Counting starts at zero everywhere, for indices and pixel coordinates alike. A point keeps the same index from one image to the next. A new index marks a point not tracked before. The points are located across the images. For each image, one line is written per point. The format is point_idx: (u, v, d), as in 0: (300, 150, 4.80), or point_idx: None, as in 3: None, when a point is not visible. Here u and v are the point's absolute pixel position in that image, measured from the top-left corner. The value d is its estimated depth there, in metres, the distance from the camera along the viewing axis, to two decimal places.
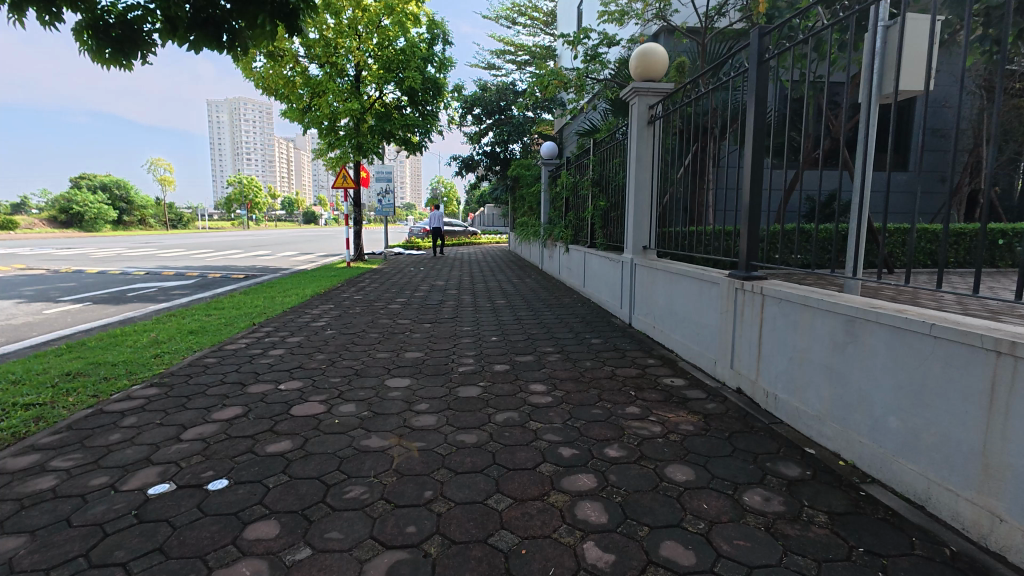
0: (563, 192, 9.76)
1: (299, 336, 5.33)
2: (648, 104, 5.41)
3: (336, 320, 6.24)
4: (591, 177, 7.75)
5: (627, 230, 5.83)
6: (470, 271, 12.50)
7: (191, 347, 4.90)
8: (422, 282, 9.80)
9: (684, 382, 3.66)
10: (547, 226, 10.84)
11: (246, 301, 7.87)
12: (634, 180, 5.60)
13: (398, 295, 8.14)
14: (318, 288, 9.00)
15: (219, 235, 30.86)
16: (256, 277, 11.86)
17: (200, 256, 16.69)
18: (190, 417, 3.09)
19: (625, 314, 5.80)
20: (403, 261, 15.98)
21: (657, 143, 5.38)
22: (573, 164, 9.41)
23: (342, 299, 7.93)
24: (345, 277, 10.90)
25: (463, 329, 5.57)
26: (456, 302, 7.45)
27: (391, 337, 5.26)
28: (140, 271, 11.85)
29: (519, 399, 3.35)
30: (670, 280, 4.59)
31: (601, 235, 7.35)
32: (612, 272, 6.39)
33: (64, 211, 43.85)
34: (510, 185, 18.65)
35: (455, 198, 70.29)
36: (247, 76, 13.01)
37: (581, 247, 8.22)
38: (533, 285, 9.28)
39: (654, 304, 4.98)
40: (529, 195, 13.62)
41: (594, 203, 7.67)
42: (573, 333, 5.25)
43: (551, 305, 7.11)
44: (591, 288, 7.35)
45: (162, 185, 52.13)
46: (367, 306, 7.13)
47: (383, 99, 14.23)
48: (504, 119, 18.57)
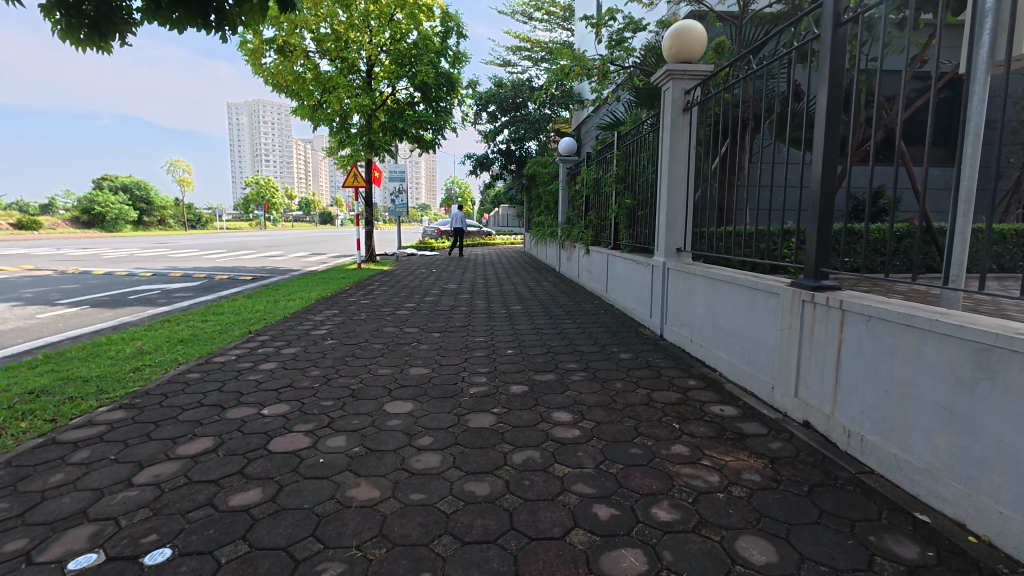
0: (583, 190, 9.21)
1: (296, 347, 4.86)
2: (683, 88, 4.82)
3: (338, 327, 5.77)
4: (615, 173, 7.19)
5: (657, 230, 5.23)
6: (484, 273, 11.99)
7: (177, 359, 4.46)
8: (434, 285, 9.32)
9: (736, 412, 3.06)
10: (566, 226, 10.30)
11: (248, 306, 7.45)
12: (666, 174, 5.01)
13: (407, 299, 7.68)
14: (324, 291, 8.57)
15: (234, 235, 30.92)
16: (264, 279, 11.51)
17: (211, 257, 16.47)
18: (150, 453, 2.60)
19: (654, 323, 5.22)
20: (416, 262, 15.56)
21: (694, 132, 4.78)
22: (594, 160, 8.87)
23: (348, 303, 7.49)
24: (354, 279, 10.49)
25: (476, 340, 5.05)
26: (469, 308, 6.95)
27: (396, 348, 4.76)
28: (148, 273, 11.59)
29: (541, 433, 2.80)
30: (711, 288, 4.01)
31: (625, 236, 6.78)
32: (639, 277, 5.81)
33: (86, 212, 44.58)
34: (526, 184, 18.13)
35: (470, 198, 69.97)
36: (257, 72, 12.72)
37: (604, 249, 7.65)
38: (550, 289, 8.74)
39: (691, 315, 4.40)
40: (545, 194, 13.09)
41: (618, 202, 7.11)
42: (598, 346, 4.69)
43: (571, 311, 6.56)
44: (615, 293, 6.78)
45: (181, 186, 52.79)
46: (374, 312, 6.68)
47: (396, 96, 13.85)
48: (520, 116, 18.06)
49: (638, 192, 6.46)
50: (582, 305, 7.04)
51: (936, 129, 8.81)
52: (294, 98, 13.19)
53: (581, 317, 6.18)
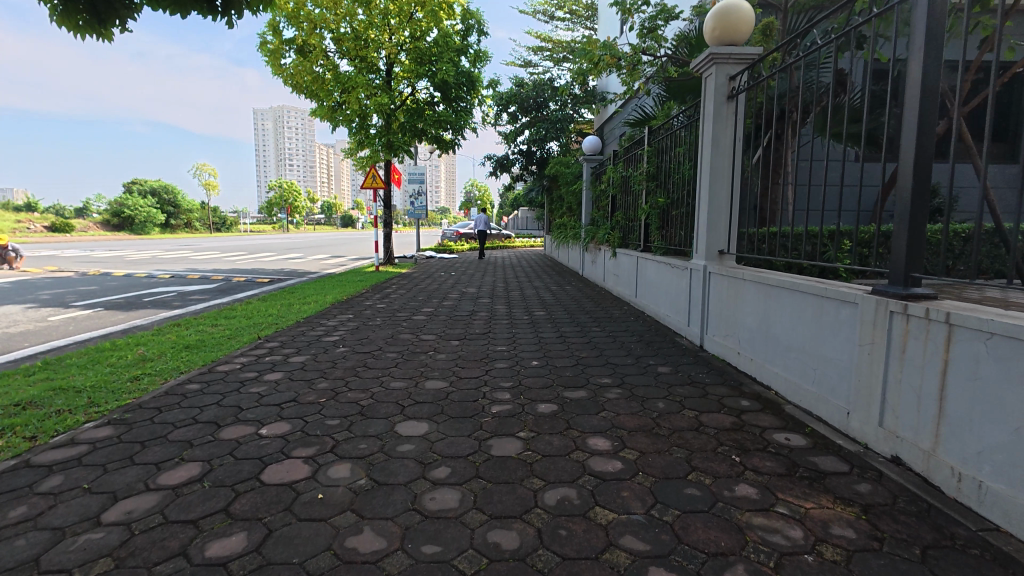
0: (609, 190, 8.77)
1: (306, 355, 4.55)
2: (728, 74, 4.36)
3: (352, 333, 5.45)
4: (645, 171, 6.76)
5: (697, 231, 4.77)
6: (505, 276, 11.63)
7: (180, 366, 4.18)
8: (452, 289, 8.98)
9: (805, 442, 2.60)
10: (590, 228, 9.86)
11: (261, 309, 7.21)
12: (708, 168, 4.54)
13: (425, 304, 7.36)
14: (340, 295, 8.31)
15: (257, 238, 31.30)
16: (281, 281, 11.34)
17: (231, 259, 16.47)
18: (129, 481, 2.27)
19: (693, 333, 4.76)
20: (434, 265, 15.28)
21: (740, 122, 4.32)
22: (621, 158, 8.42)
23: (364, 307, 7.19)
24: (371, 282, 10.23)
25: (497, 349, 4.67)
26: (489, 313, 6.57)
27: (412, 358, 4.41)
28: (167, 275, 11.55)
29: (576, 465, 2.39)
30: (764, 295, 3.56)
31: (657, 237, 6.33)
32: (674, 281, 5.35)
33: (116, 215, 45.81)
34: (547, 185, 17.71)
35: (489, 201, 69.90)
36: (277, 73, 12.65)
37: (632, 251, 7.20)
38: (575, 294, 8.32)
39: (738, 325, 3.94)
40: (568, 195, 12.66)
41: (649, 201, 6.67)
42: (633, 358, 4.26)
43: (599, 318, 6.14)
44: (645, 299, 6.34)
45: (207, 189, 53.89)
46: (390, 317, 6.36)
47: (416, 96, 13.63)
48: (541, 116, 17.69)
49: (672, 190, 6.01)
50: (610, 311, 6.61)
51: (995, 123, 8.13)
52: (313, 99, 13.07)
53: (611, 324, 5.75)
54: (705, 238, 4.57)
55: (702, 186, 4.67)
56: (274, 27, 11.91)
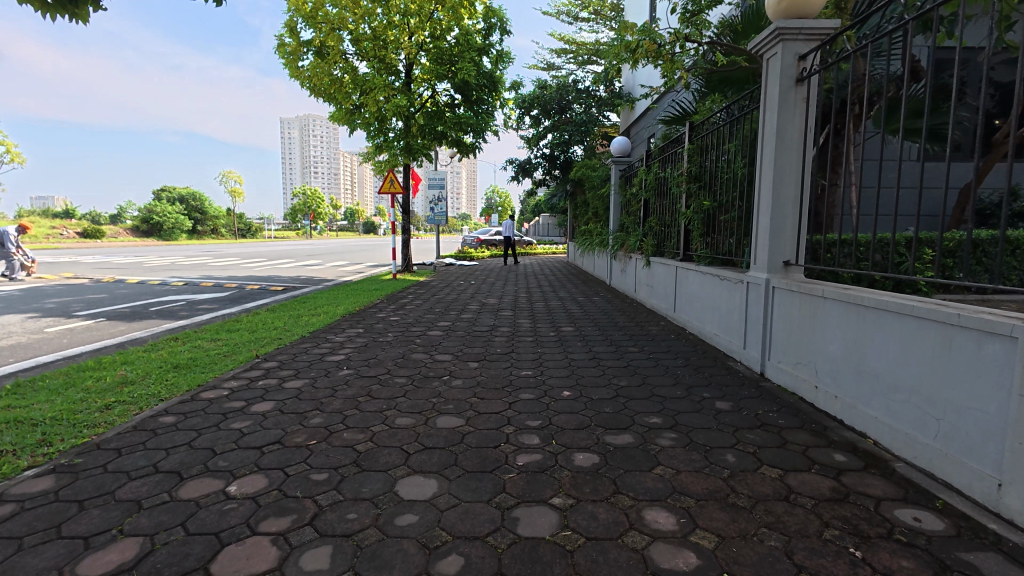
0: (642, 194, 8.12)
1: (305, 378, 4.02)
2: (796, 53, 3.70)
3: (360, 351, 4.91)
4: (684, 171, 6.10)
5: (754, 238, 4.10)
6: (527, 285, 11.03)
7: (161, 391, 3.69)
8: (472, 300, 8.41)
9: (944, 527, 1.92)
10: (619, 234, 9.19)
11: (269, 321, 6.76)
12: (770, 165, 3.87)
13: (442, 316, 6.81)
14: (353, 306, 7.83)
15: (279, 245, 31.51)
16: (295, 289, 10.98)
17: (249, 265, 16.27)
18: (41, 569, 1.73)
19: (750, 357, 4.07)
20: (454, 272, 14.77)
21: (812, 110, 3.65)
22: (656, 158, 7.77)
23: (377, 320, 6.68)
24: (386, 291, 9.75)
25: (522, 373, 4.05)
26: (511, 328, 5.97)
27: (424, 383, 3.83)
28: (181, 282, 11.31)
29: (633, 557, 1.76)
30: (854, 319, 2.88)
31: (700, 245, 5.66)
32: (725, 296, 4.66)
33: (145, 221, 46.93)
34: (571, 190, 17.09)
35: (510, 207, 69.62)
36: (295, 76, 12.39)
37: (670, 260, 6.52)
38: (604, 306, 7.65)
39: (815, 352, 3.26)
40: (594, 200, 12.00)
41: (690, 204, 6.00)
42: (684, 388, 3.61)
43: (634, 335, 5.48)
44: (687, 314, 5.65)
45: (233, 197, 54.89)
46: (404, 331, 5.82)
47: (436, 98, 13.21)
48: (565, 119, 17.11)
49: (719, 191, 5.34)
50: (646, 327, 5.94)
51: None
52: (332, 102, 12.76)
53: (650, 343, 5.08)
54: (767, 246, 3.88)
55: (761, 187, 4.01)
56: (292, 28, 11.64)
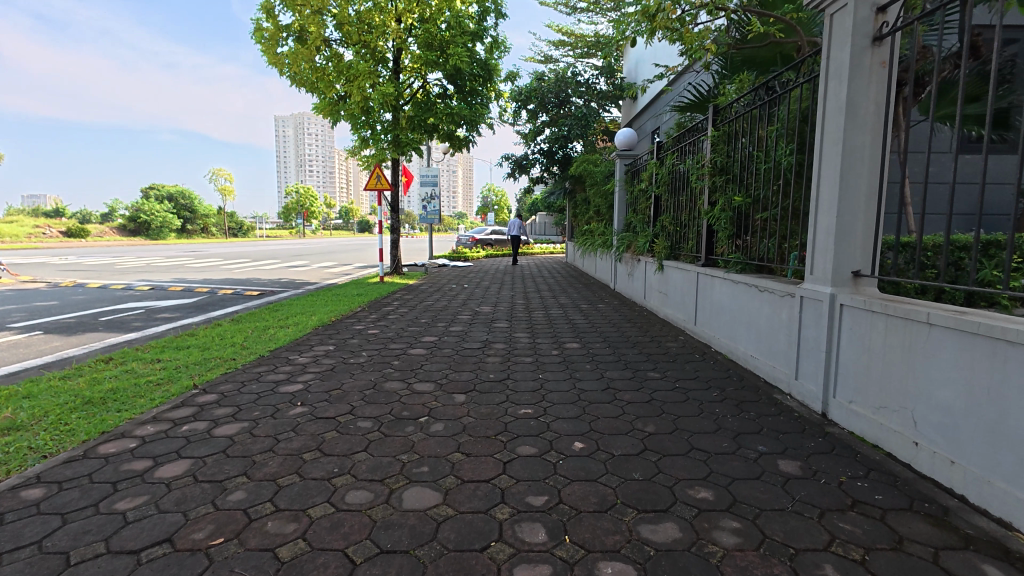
0: (654, 189, 7.29)
1: (245, 420, 3.18)
2: (874, 3, 2.87)
3: (323, 378, 4.06)
4: (707, 162, 5.28)
5: (809, 242, 3.28)
6: (524, 289, 10.22)
7: (49, 442, 2.84)
8: (463, 308, 7.58)
9: None
10: (626, 234, 8.37)
11: (230, 334, 5.91)
12: (833, 150, 3.06)
13: (428, 328, 5.98)
14: (329, 315, 6.98)
15: (269, 244, 30.68)
16: (272, 294, 10.12)
17: (229, 267, 15.35)
18: None
19: (806, 390, 3.26)
20: (446, 274, 13.91)
21: (893, 78, 2.83)
22: (669, 150, 6.95)
23: (353, 333, 5.84)
24: (370, 297, 8.91)
25: (520, 413, 3.21)
26: (506, 345, 5.15)
27: (394, 429, 3.00)
28: (148, 286, 10.43)
29: None
30: (983, 359, 2.08)
31: (728, 247, 4.85)
32: (766, 311, 3.84)
33: (133, 220, 45.91)
34: (569, 188, 16.29)
35: (505, 206, 68.81)
36: (275, 65, 11.56)
37: (688, 264, 5.71)
38: (611, 315, 6.85)
39: (911, 396, 2.46)
40: (596, 198, 11.17)
41: (715, 200, 5.18)
42: (730, 437, 2.80)
43: (652, 355, 4.66)
44: (712, 328, 4.84)
45: (223, 195, 53.80)
46: (381, 350, 4.98)
47: (427, 89, 12.45)
48: (563, 112, 16.25)
49: (753, 185, 4.54)
50: (664, 343, 5.12)
51: None
52: (315, 93, 11.92)
53: (672, 367, 4.25)
54: (829, 252, 3.06)
55: (820, 178, 3.19)
56: (270, 11, 10.76)
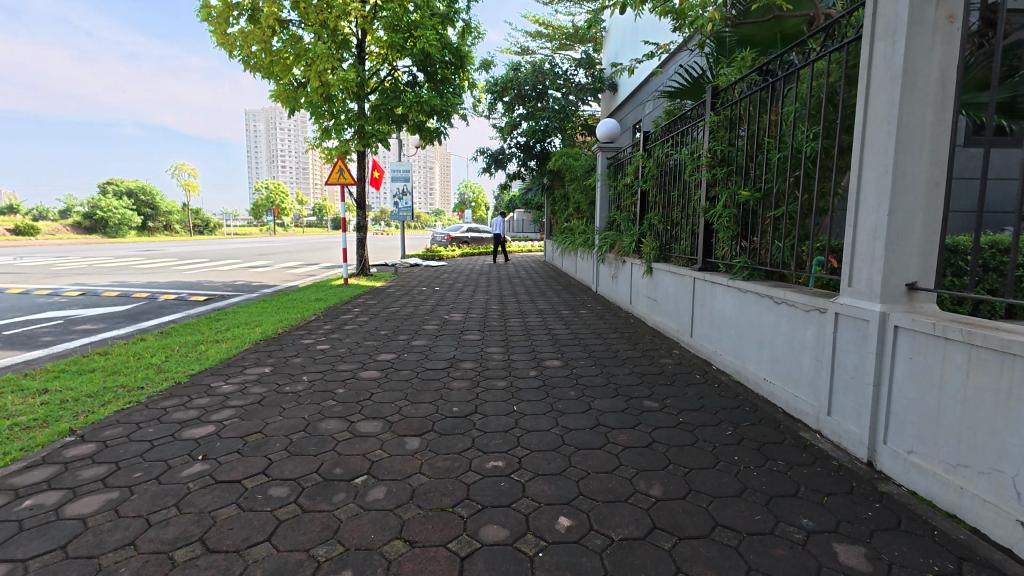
0: (641, 183, 6.63)
1: (118, 487, 2.38)
2: None
3: (244, 415, 3.26)
4: (704, 151, 4.64)
5: (845, 246, 2.64)
6: (499, 292, 9.50)
7: None
8: (431, 315, 6.81)
9: None
10: (609, 233, 7.73)
11: (151, 351, 5.02)
12: (881, 130, 2.41)
13: (387, 342, 5.21)
14: (276, 326, 6.11)
15: (234, 242, 29.16)
16: (221, 299, 9.13)
17: (180, 269, 14.14)
18: None
19: (843, 430, 2.63)
20: (417, 275, 13.09)
21: (966, 37, 2.19)
22: (658, 140, 6.31)
23: (298, 349, 5.02)
24: (329, 303, 8.05)
25: (487, 469, 2.48)
26: (476, 364, 4.41)
27: (316, 499, 2.24)
28: (79, 291, 9.31)
29: None
30: None
31: (731, 249, 4.21)
32: (785, 327, 3.20)
33: (88, 216, 43.46)
34: (547, 184, 15.65)
35: (482, 203, 67.99)
36: (228, 47, 10.55)
37: (682, 268, 5.06)
38: (595, 323, 6.18)
39: (1009, 456, 1.82)
40: (576, 194, 10.50)
41: (714, 195, 4.53)
42: (762, 505, 2.12)
43: (646, 376, 3.99)
44: (712, 342, 4.23)
45: (188, 191, 51.47)
46: (326, 372, 4.19)
47: (395, 77, 11.63)
48: (541, 105, 15.56)
49: (761, 177, 3.90)
50: (657, 359, 4.47)
51: None
52: (270, 79, 10.92)
53: (671, 392, 3.59)
54: (876, 259, 2.42)
55: (859, 166, 2.55)
56: None
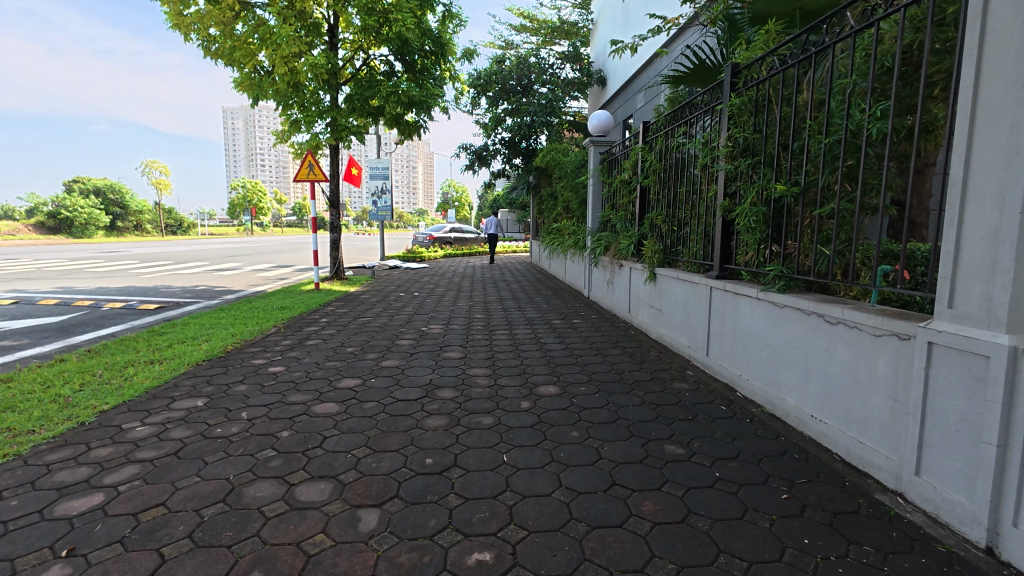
0: (642, 179, 5.98)
1: None
2: None
3: (148, 475, 2.47)
4: (722, 140, 3.99)
5: (942, 254, 2.00)
6: (484, 298, 8.79)
7: None
8: (407, 327, 6.07)
9: None
10: (604, 234, 7.08)
11: (64, 378, 4.16)
12: (1005, 97, 1.78)
13: (352, 363, 4.45)
14: (226, 343, 5.28)
15: (204, 244, 27.86)
16: (174, 308, 8.22)
17: (138, 273, 13.07)
18: None
19: (942, 500, 1.99)
20: (396, 278, 12.30)
21: None
22: (660, 131, 5.66)
23: (246, 373, 4.22)
24: (294, 313, 7.22)
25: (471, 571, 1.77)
26: (457, 392, 3.69)
27: None
28: (12, 299, 8.31)
29: None
30: None
31: (758, 254, 3.57)
32: (843, 354, 2.56)
33: (52, 216, 41.46)
34: (533, 182, 15.00)
35: (466, 203, 67.24)
36: (187, 31, 9.65)
37: (693, 275, 4.41)
38: (592, 335, 5.51)
39: None
40: (565, 192, 9.84)
41: (734, 190, 3.89)
42: None
43: (661, 406, 3.32)
44: (736, 364, 3.60)
45: (159, 190, 49.63)
46: (272, 406, 3.42)
47: (371, 67, 10.84)
48: (526, 100, 14.89)
49: (797, 168, 3.27)
50: (670, 382, 3.82)
51: None
52: (232, 67, 10.02)
53: (696, 431, 2.93)
54: (1000, 274, 1.78)
55: (965, 146, 1.91)
56: None
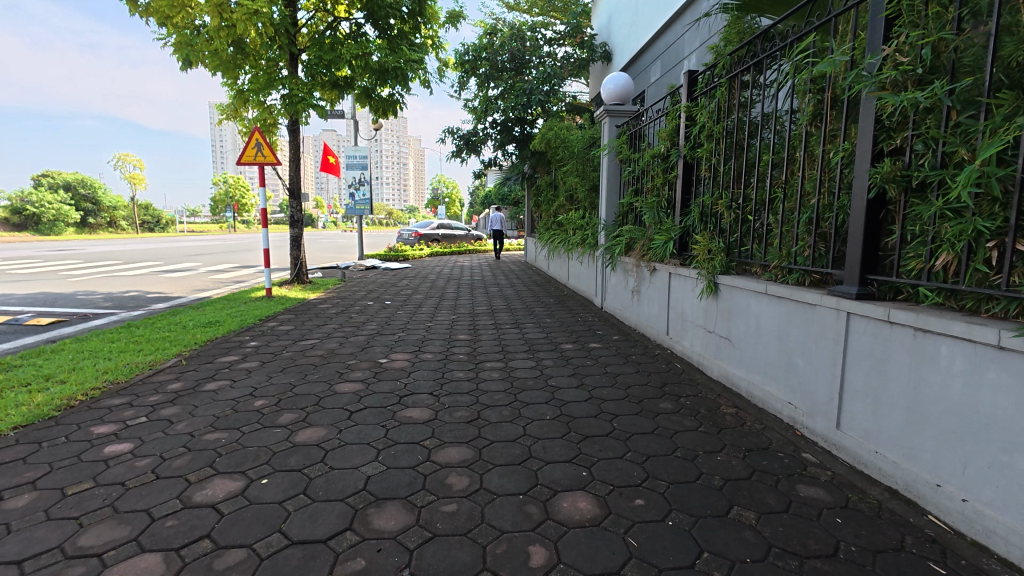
0: (687, 151, 4.31)
1: None
2: None
3: None
4: (869, 63, 2.32)
5: None
6: (471, 308, 7.10)
7: None
8: (362, 357, 4.36)
9: None
10: (627, 227, 5.42)
11: None
12: None
13: (250, 434, 2.73)
14: (79, 389, 3.52)
15: (176, 242, 26.03)
16: (75, 323, 6.43)
17: (68, 276, 11.18)
18: None
19: None
20: (370, 281, 10.55)
21: None
22: (717, 80, 3.98)
23: (57, 461, 2.48)
24: (218, 332, 5.46)
25: None
26: (411, 515, 1.99)
27: None
28: None
29: None
30: None
31: (969, 261, 1.92)
32: None
33: (16, 211, 38.68)
34: (530, 171, 13.29)
35: (457, 199, 65.37)
36: None
37: (797, 289, 2.75)
38: (621, 371, 3.87)
39: None
40: (569, 177, 8.14)
41: (899, 147, 2.22)
42: None
43: (806, 562, 1.69)
44: (921, 461, 1.98)
45: (135, 185, 47.27)
46: (31, 568, 1.70)
47: (337, 30, 9.06)
48: (521, 77, 13.14)
49: None
50: (788, 483, 2.18)
51: None
52: (162, 25, 8.12)
53: None
54: None
55: None
56: None
